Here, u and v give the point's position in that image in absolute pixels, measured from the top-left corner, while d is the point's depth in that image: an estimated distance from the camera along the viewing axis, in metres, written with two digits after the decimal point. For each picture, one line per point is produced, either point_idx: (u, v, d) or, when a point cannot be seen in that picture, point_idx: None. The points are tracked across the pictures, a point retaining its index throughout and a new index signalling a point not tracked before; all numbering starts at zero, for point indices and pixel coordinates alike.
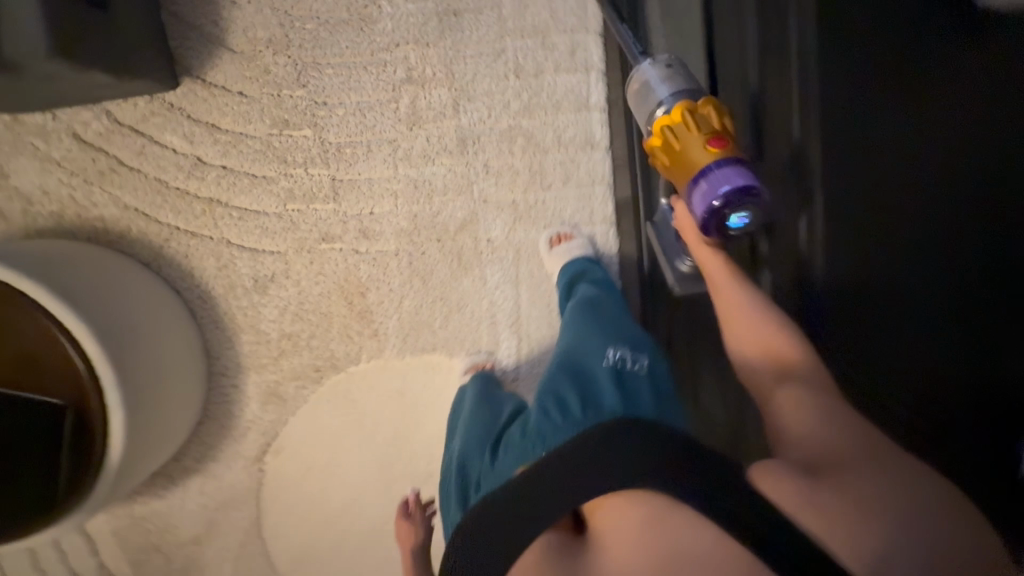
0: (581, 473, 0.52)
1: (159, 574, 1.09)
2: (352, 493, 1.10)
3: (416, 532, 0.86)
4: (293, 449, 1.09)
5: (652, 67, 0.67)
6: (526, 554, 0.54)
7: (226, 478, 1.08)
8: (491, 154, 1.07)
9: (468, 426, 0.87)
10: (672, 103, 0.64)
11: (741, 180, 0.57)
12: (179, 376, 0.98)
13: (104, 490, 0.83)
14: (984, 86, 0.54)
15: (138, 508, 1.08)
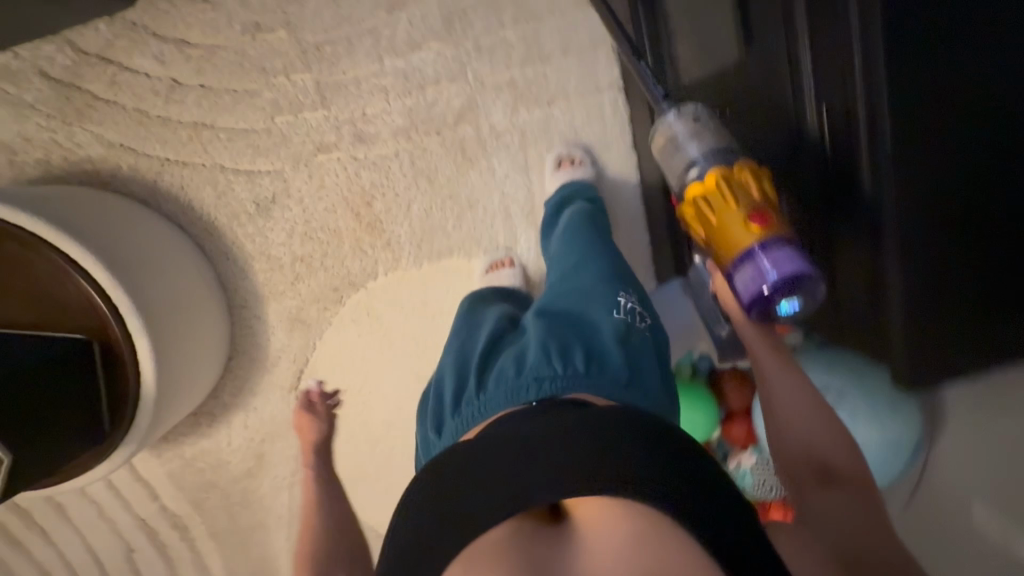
0: (584, 458, 0.49)
1: (221, 505, 1.16)
2: (392, 403, 1.12)
3: (316, 421, 0.99)
4: (327, 370, 1.10)
5: (679, 121, 0.68)
6: (499, 525, 0.48)
7: (266, 410, 1.11)
8: (480, 29, 0.95)
9: (455, 353, 0.78)
10: (706, 166, 0.64)
11: (790, 265, 0.57)
12: (201, 307, 0.98)
13: (147, 414, 0.86)
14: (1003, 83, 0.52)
15: (189, 449, 1.13)
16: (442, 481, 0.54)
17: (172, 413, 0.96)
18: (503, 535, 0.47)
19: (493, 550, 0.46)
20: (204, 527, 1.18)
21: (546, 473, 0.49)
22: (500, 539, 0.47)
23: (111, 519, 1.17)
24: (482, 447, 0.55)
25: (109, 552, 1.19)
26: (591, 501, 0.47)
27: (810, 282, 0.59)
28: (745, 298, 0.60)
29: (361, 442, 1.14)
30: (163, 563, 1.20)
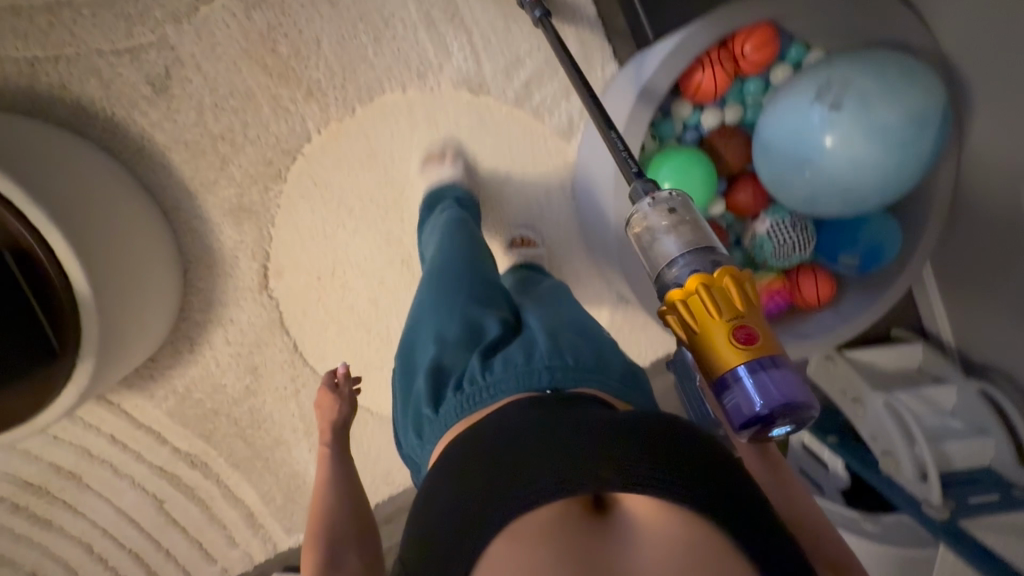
0: (625, 453, 0.49)
1: (232, 433, 1.12)
2: (373, 281, 1.06)
3: (341, 403, 0.89)
4: (293, 261, 1.02)
5: (654, 210, 0.61)
6: (544, 508, 0.48)
7: (244, 319, 1.04)
8: None
9: (447, 317, 0.73)
10: (685, 271, 0.59)
11: (784, 392, 0.54)
12: (130, 215, 0.88)
13: (95, 328, 0.80)
14: None
15: (179, 383, 1.07)
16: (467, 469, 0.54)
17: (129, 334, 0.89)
18: (546, 518, 0.47)
19: (538, 543, 0.46)
20: (224, 459, 1.14)
21: (586, 468, 0.48)
22: (545, 524, 0.47)
23: (128, 475, 1.13)
24: (514, 437, 0.53)
25: (140, 507, 1.16)
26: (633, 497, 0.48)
27: (804, 408, 0.55)
28: (739, 421, 0.55)
29: (354, 330, 1.08)
30: (196, 507, 1.17)
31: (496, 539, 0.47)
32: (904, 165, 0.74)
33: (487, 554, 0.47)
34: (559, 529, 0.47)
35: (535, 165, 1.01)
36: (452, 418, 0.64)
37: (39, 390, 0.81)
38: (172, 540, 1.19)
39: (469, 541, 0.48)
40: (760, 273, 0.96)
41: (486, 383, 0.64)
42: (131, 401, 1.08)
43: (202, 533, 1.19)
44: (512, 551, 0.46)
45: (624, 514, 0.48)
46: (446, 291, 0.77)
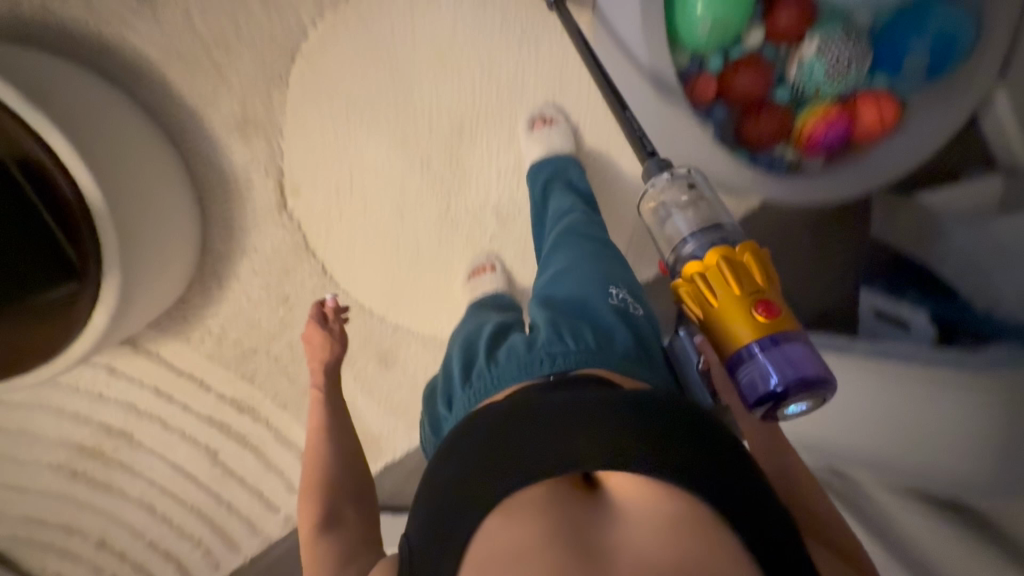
0: (610, 425, 0.50)
1: (273, 371, 1.09)
2: (393, 190, 1.00)
3: (338, 344, 0.84)
4: (307, 175, 0.96)
5: (670, 187, 0.65)
6: (532, 487, 0.48)
7: (267, 247, 1.00)
8: None
9: (463, 336, 0.80)
10: (698, 243, 0.61)
11: (799, 366, 0.54)
12: (136, 132, 0.85)
13: (112, 240, 0.77)
14: None
15: (213, 324, 1.04)
16: (456, 447, 0.54)
17: (152, 258, 0.85)
18: (537, 494, 0.47)
19: (530, 517, 0.46)
20: (271, 400, 1.11)
21: (573, 446, 0.48)
22: (537, 501, 0.47)
23: (179, 427, 1.12)
24: (503, 411, 0.54)
25: (194, 461, 1.14)
26: (619, 480, 0.48)
27: (821, 385, 0.55)
28: (754, 397, 0.56)
29: (382, 244, 1.03)
30: (250, 455, 1.14)
31: (491, 513, 0.47)
32: None
33: (483, 526, 0.47)
34: (550, 506, 0.47)
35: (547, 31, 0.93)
36: (463, 412, 0.68)
37: (71, 307, 0.80)
38: (232, 492, 1.16)
39: (463, 521, 0.48)
40: (809, 106, 0.88)
41: (490, 376, 0.66)
42: (169, 347, 1.06)
43: (260, 482, 1.16)
44: (502, 530, 0.46)
45: (610, 495, 0.48)
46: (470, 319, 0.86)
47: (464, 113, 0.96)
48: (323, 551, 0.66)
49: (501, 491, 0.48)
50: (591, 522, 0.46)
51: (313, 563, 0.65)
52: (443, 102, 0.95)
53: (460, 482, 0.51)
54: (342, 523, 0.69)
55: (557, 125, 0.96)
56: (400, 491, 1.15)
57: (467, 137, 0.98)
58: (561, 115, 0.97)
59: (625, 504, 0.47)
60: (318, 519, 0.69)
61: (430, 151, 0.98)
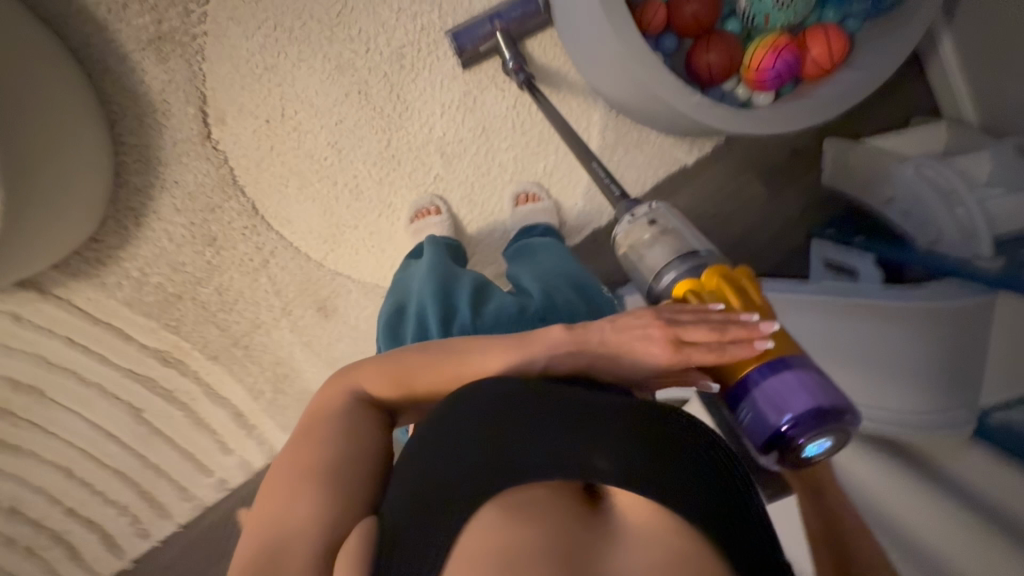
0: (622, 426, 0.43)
1: (201, 318, 1.02)
2: (330, 121, 0.95)
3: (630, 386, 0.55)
4: (236, 104, 0.92)
5: (636, 227, 0.63)
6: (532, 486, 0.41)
7: (190, 180, 0.94)
8: None
9: (425, 284, 0.76)
10: (678, 279, 0.57)
11: (803, 396, 0.46)
12: (39, 41, 0.78)
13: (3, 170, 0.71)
14: None
15: (132, 265, 0.98)
16: (449, 421, 0.47)
17: (57, 194, 0.79)
18: (537, 494, 0.40)
19: (524, 516, 0.39)
20: (200, 351, 1.04)
21: (581, 446, 0.42)
22: (534, 503, 0.40)
23: (96, 382, 1.03)
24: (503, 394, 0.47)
25: (116, 419, 1.06)
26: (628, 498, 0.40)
27: (837, 417, 0.46)
28: (757, 435, 0.47)
29: (317, 183, 0.97)
30: (180, 411, 1.07)
31: (490, 501, 0.40)
32: None
33: (477, 514, 0.40)
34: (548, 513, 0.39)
35: None
36: None
37: None
38: (160, 452, 1.08)
39: (452, 501, 0.41)
40: (757, 38, 0.86)
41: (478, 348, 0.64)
42: (83, 292, 0.99)
43: (190, 442, 1.08)
44: (493, 529, 0.38)
45: (615, 514, 0.40)
46: (429, 268, 0.80)
47: (401, 38, 0.92)
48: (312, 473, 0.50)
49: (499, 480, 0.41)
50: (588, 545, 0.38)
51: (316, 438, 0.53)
52: (377, 24, 0.91)
53: (449, 462, 0.43)
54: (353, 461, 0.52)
55: (541, 202, 0.98)
56: None
57: (405, 64, 0.93)
58: (546, 193, 0.99)
59: (628, 523, 0.39)
60: (331, 451, 0.52)
61: (366, 79, 0.93)
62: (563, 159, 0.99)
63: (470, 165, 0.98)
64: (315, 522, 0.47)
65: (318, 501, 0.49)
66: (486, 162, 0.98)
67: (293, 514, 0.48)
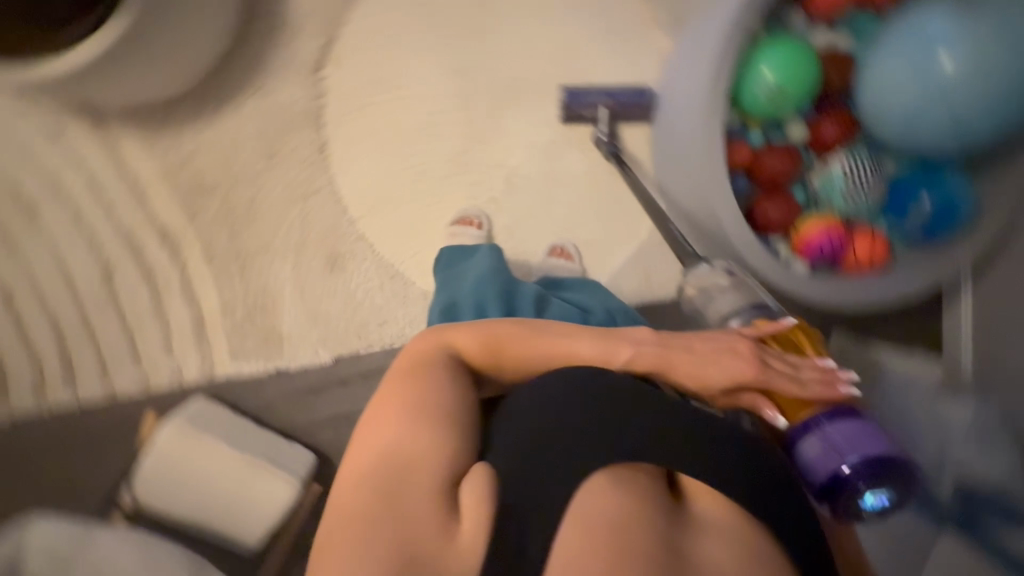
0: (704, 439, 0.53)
1: (218, 218, 1.03)
2: (426, 109, 1.01)
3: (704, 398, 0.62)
4: (356, 57, 0.99)
5: (714, 273, 0.76)
6: (637, 471, 0.51)
7: (282, 97, 1.00)
8: None
9: (482, 282, 0.81)
10: (745, 319, 0.69)
11: (869, 445, 0.55)
12: None
13: (139, 10, 0.79)
14: None
15: (188, 145, 1.02)
16: (554, 398, 0.54)
17: (168, 51, 0.86)
18: (640, 478, 0.51)
19: (633, 490, 0.50)
20: (200, 247, 1.04)
21: (670, 449, 0.52)
22: (639, 485, 0.50)
23: (91, 229, 1.03)
24: (600, 386, 0.54)
25: (85, 271, 1.04)
26: (707, 495, 0.52)
27: (892, 468, 0.55)
28: (821, 475, 0.56)
29: (388, 152, 1.02)
30: (148, 294, 1.05)
31: (597, 470, 0.50)
32: (988, 100, 0.76)
33: (587, 479, 0.49)
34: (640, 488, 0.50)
35: (622, 45, 1.01)
36: None
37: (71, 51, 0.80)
38: (105, 322, 1.05)
39: (563, 466, 0.49)
40: (816, 215, 0.94)
41: None
42: (134, 146, 1.02)
43: (138, 326, 1.05)
44: (598, 496, 0.49)
45: (698, 508, 0.52)
46: (490, 269, 0.83)
47: (521, 73, 1.01)
48: (421, 416, 0.53)
49: (600, 458, 0.50)
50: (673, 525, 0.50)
51: (415, 387, 0.55)
52: (507, 53, 1.01)
53: (559, 426, 0.52)
54: (452, 403, 0.54)
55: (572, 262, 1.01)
56: (275, 403, 1.09)
57: (514, 96, 1.01)
58: (577, 257, 1.02)
59: (706, 516, 0.51)
60: (435, 398, 0.54)
61: (476, 90, 1.01)
62: (608, 238, 1.04)
63: (526, 203, 1.04)
64: (436, 454, 0.51)
65: (433, 435, 0.52)
66: (541, 207, 1.04)
67: (416, 444, 0.51)
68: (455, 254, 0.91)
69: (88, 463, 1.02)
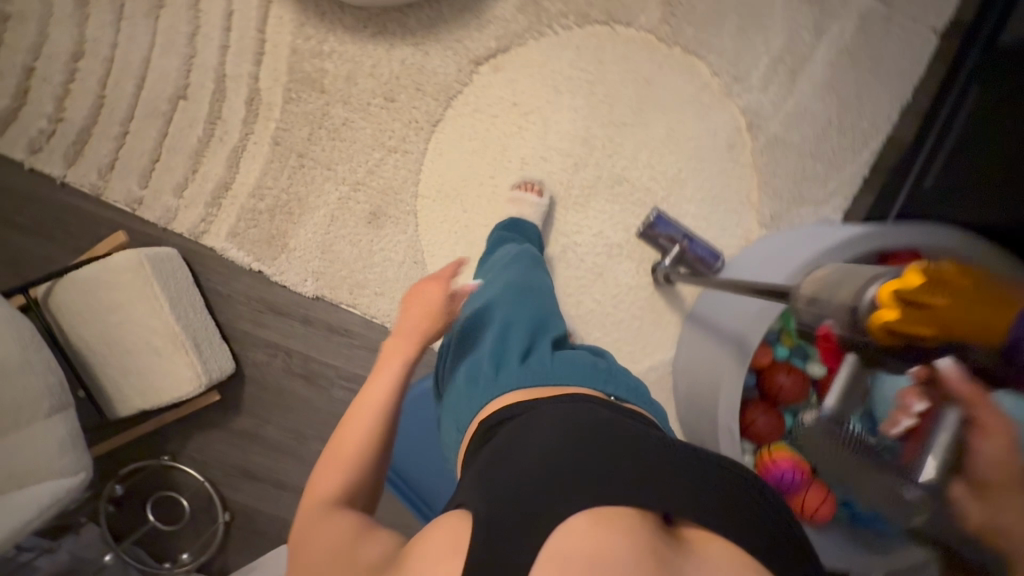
0: (707, 496, 0.47)
1: (308, 115, 1.03)
2: (538, 150, 1.05)
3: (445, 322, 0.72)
4: (514, 74, 1.03)
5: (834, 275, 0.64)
6: (619, 509, 0.44)
7: (433, 63, 1.03)
8: None
9: (507, 299, 0.78)
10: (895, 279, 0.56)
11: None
12: None
13: None
14: (987, 103, 0.89)
15: (327, 43, 1.02)
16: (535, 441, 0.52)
17: None
18: (625, 514, 0.43)
19: (616, 525, 0.42)
20: (275, 127, 1.04)
21: (663, 494, 0.45)
22: (626, 520, 0.43)
23: (194, 49, 1.02)
24: (577, 434, 0.52)
25: (162, 78, 1.02)
26: (709, 544, 0.43)
27: None
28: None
29: (484, 163, 1.05)
30: (199, 135, 1.03)
31: (583, 512, 0.43)
32: None
33: (564, 522, 0.43)
34: (639, 523, 0.43)
35: (727, 212, 1.06)
36: (515, 384, 0.65)
37: None
38: (145, 130, 1.03)
39: (530, 510, 0.45)
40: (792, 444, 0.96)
41: (554, 369, 0.66)
42: (281, 11, 1.02)
43: (171, 153, 1.03)
44: (583, 534, 0.42)
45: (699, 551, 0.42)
46: (515, 283, 0.82)
47: (631, 176, 1.05)
48: (308, 561, 0.53)
49: (573, 502, 0.44)
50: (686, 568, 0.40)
51: (306, 542, 0.55)
52: (633, 154, 1.05)
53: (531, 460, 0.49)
54: (331, 523, 0.55)
55: None
56: (235, 295, 1.06)
57: (615, 190, 1.06)
58: None
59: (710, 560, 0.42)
60: (318, 539, 0.54)
61: (589, 166, 1.05)
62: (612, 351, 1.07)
63: (566, 277, 1.07)
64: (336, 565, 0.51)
65: (325, 553, 0.52)
66: (576, 290, 1.07)
67: None
68: (499, 238, 0.96)
69: (54, 246, 1.04)
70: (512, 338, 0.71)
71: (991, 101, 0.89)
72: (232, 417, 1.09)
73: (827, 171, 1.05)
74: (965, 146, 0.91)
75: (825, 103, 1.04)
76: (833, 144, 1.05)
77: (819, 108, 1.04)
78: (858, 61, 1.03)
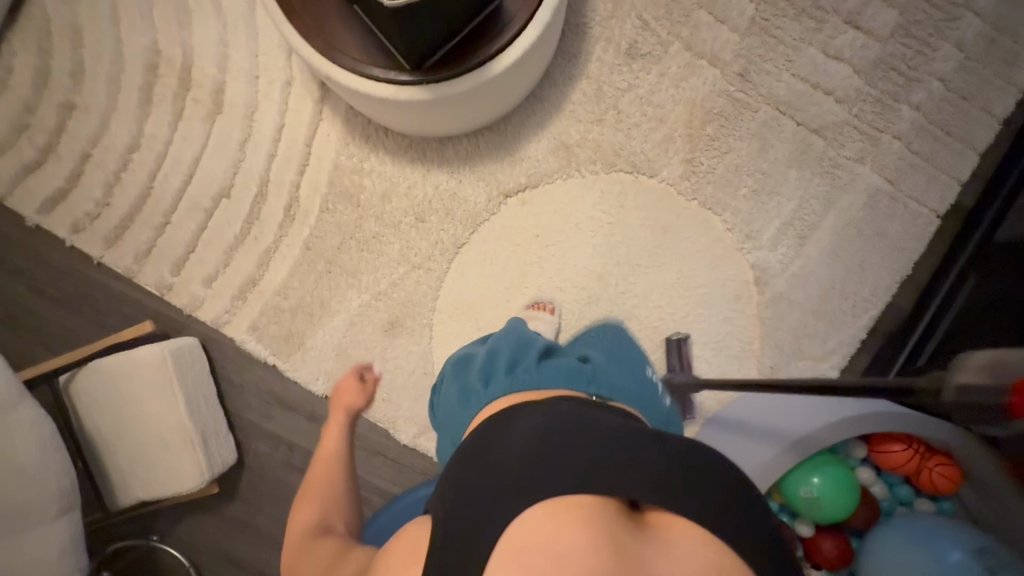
0: (654, 469, 0.50)
1: (341, 225, 1.09)
2: (554, 280, 1.10)
3: (361, 404, 0.89)
4: (540, 208, 1.09)
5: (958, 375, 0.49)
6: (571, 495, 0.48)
7: (465, 190, 1.09)
8: (912, 100, 1.08)
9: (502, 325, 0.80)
10: None
11: None
12: (530, 74, 0.97)
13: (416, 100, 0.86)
14: (983, 306, 0.96)
15: (368, 163, 1.09)
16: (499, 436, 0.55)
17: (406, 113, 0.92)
18: (578, 502, 0.48)
19: (571, 517, 0.47)
20: (308, 233, 1.09)
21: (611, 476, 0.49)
22: (578, 508, 0.47)
23: (242, 153, 1.09)
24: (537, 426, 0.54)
25: (208, 177, 1.08)
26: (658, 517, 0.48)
27: None
28: None
29: (502, 287, 1.09)
30: (236, 232, 1.08)
31: (535, 505, 0.48)
32: None
33: (523, 516, 0.48)
34: (586, 516, 0.47)
35: (730, 355, 1.10)
36: (500, 394, 0.67)
37: (344, 83, 0.86)
38: (185, 222, 1.08)
39: (494, 506, 0.49)
40: None
41: (537, 376, 0.67)
42: (329, 129, 1.09)
43: (207, 245, 1.08)
44: (539, 526, 0.47)
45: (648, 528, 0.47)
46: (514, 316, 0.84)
47: (641, 314, 1.10)
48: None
49: (528, 497, 0.48)
50: (636, 545, 0.46)
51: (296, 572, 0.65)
52: (645, 294, 1.10)
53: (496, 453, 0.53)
54: (317, 547, 0.66)
55: None
56: (246, 386, 1.09)
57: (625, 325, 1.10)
58: None
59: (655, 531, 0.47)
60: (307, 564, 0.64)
61: (602, 299, 1.10)
62: None
63: None
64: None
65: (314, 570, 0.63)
66: None
67: None
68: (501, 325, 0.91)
69: (81, 321, 1.08)
70: (501, 348, 0.73)
71: (985, 305, 0.95)
72: (226, 503, 1.10)
73: (828, 327, 1.10)
74: (960, 339, 0.96)
75: (829, 266, 1.10)
76: (836, 304, 1.09)
77: (825, 271, 1.10)
78: (864, 231, 1.09)
